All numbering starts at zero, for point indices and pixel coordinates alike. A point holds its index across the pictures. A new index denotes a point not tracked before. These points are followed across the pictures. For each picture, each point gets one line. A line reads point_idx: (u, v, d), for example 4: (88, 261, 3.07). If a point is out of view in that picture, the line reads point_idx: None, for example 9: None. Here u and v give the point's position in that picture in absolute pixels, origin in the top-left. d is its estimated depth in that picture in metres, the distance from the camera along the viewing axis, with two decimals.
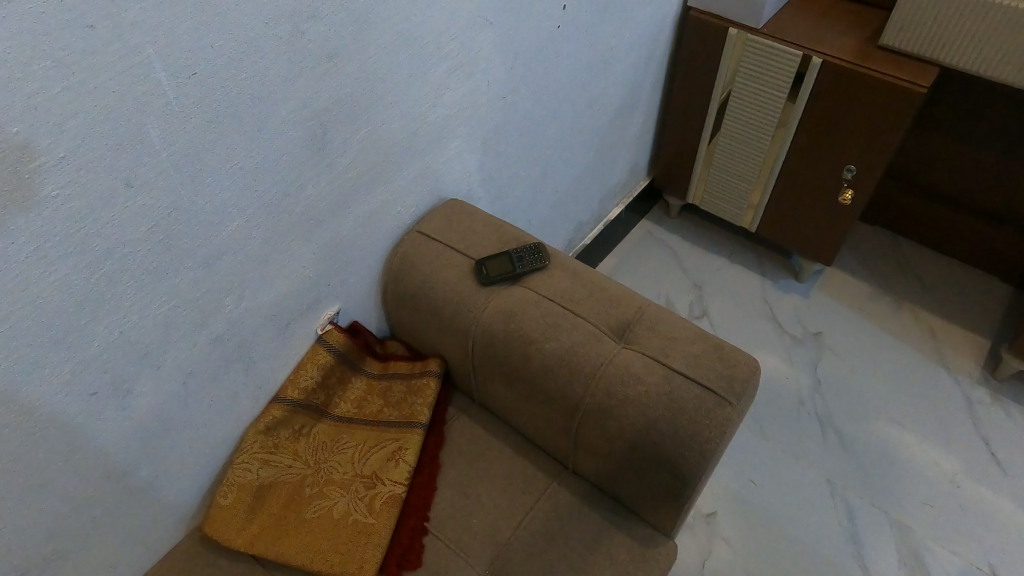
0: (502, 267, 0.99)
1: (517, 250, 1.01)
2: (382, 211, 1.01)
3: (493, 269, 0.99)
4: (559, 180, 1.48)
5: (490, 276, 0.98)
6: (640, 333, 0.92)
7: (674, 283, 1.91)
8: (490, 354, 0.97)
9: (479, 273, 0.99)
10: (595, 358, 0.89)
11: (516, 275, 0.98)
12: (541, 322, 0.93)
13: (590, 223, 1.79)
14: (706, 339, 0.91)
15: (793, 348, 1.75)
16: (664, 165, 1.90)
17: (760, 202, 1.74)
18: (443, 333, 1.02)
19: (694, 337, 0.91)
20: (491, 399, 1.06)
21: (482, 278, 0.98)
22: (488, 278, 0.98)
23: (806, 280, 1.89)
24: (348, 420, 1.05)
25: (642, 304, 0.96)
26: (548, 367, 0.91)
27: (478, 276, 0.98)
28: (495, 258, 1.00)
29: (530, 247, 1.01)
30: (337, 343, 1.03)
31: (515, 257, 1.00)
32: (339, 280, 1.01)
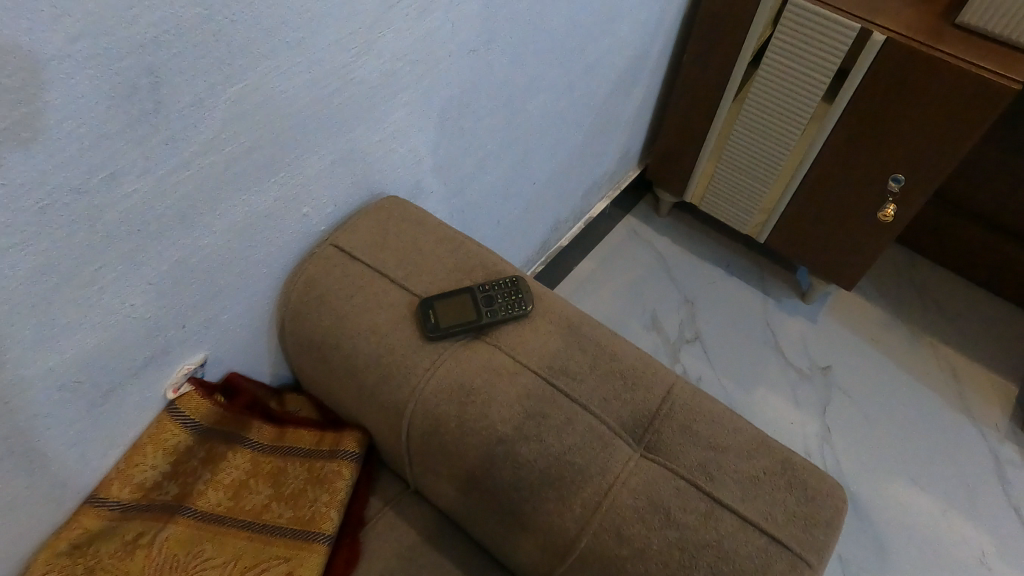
0: (463, 313, 0.65)
1: (487, 288, 0.66)
2: (275, 214, 0.64)
3: (448, 316, 0.64)
4: (538, 170, 1.13)
5: (445, 326, 0.63)
6: (668, 434, 0.59)
7: (661, 297, 1.59)
8: (433, 448, 0.63)
9: (425, 319, 0.64)
10: (600, 475, 0.57)
11: (482, 328, 0.65)
12: (515, 409, 0.60)
13: (569, 222, 1.46)
14: (770, 449, 0.59)
15: (798, 384, 1.48)
16: (660, 154, 1.57)
17: (775, 207, 1.44)
18: (365, 404, 0.67)
19: (752, 444, 0.59)
20: (434, 496, 0.73)
21: (431, 329, 0.63)
22: (441, 329, 0.63)
23: (813, 302, 1.61)
24: (215, 519, 0.69)
25: (672, 383, 0.63)
26: (525, 483, 0.58)
27: (425, 324, 0.64)
28: (453, 297, 0.65)
29: (504, 283, 0.67)
30: (201, 416, 0.68)
31: (483, 297, 0.66)
32: (204, 319, 0.64)
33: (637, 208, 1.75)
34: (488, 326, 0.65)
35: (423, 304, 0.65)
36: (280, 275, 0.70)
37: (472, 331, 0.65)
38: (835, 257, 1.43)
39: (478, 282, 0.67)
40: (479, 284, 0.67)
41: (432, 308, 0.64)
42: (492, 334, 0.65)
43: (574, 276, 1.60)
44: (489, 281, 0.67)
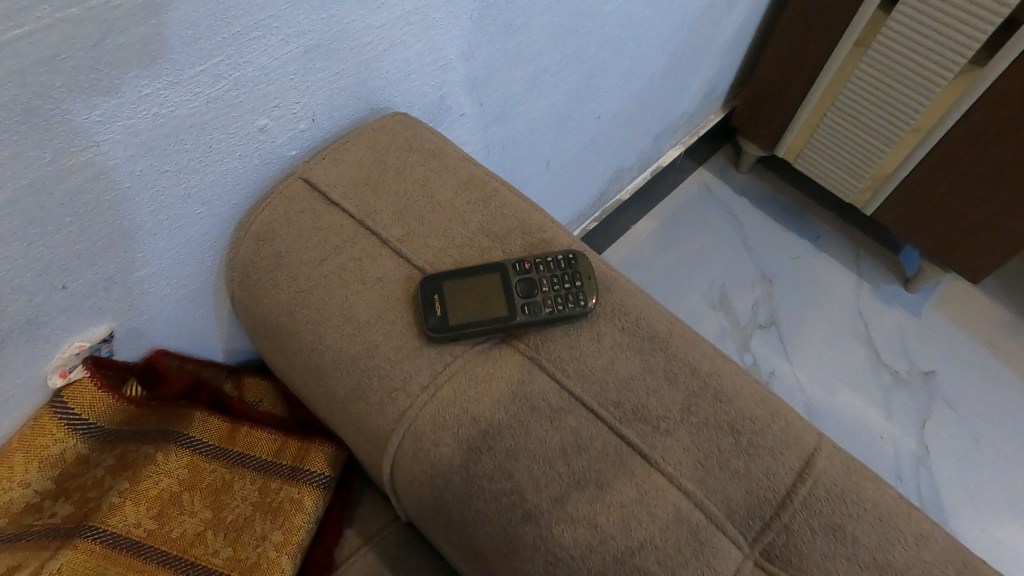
0: (483, 302, 0.42)
1: (522, 266, 0.44)
2: (208, 124, 0.41)
3: (461, 305, 0.42)
4: (606, 100, 0.88)
5: (455, 320, 0.41)
6: (805, 536, 0.36)
7: (734, 269, 1.33)
8: (424, 506, 0.41)
9: (424, 307, 0.41)
10: None
11: (512, 326, 0.42)
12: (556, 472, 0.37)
13: (633, 172, 1.20)
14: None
15: (893, 391, 1.21)
16: (750, 96, 1.28)
17: (892, 175, 1.15)
18: (333, 421, 0.45)
19: (947, 568, 0.36)
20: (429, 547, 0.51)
21: (432, 323, 0.41)
22: (448, 323, 0.41)
23: (918, 292, 1.33)
24: (130, 546, 0.49)
25: (813, 447, 0.39)
26: None
27: (424, 314, 0.41)
28: (470, 278, 0.43)
29: (555, 262, 0.44)
30: (100, 417, 0.47)
31: (518, 281, 0.43)
32: (99, 278, 0.43)
33: (713, 160, 1.47)
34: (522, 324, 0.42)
35: (424, 283, 0.42)
36: (226, 216, 0.47)
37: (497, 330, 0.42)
38: (963, 242, 1.14)
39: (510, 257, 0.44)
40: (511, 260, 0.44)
41: (435, 290, 0.42)
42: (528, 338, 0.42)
43: (631, 235, 1.35)
44: (526, 257, 0.44)
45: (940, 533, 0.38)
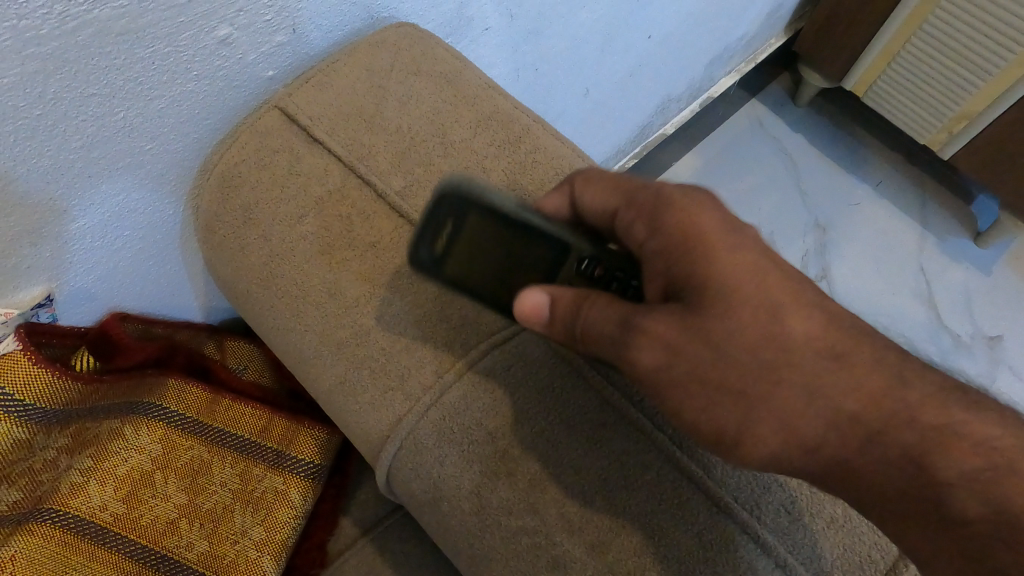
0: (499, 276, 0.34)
1: (587, 268, 0.34)
2: (143, 33, 0.31)
3: (472, 254, 0.33)
4: (658, 18, 0.74)
5: (447, 273, 0.33)
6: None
7: (785, 215, 1.21)
8: (426, 517, 0.34)
9: (428, 221, 0.32)
10: None
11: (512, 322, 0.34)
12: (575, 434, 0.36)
13: (679, 103, 1.06)
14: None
15: (954, 357, 1.11)
16: (820, 17, 1.11)
17: (981, 115, 1.00)
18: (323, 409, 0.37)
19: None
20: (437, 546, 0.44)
21: (420, 254, 0.33)
22: (436, 274, 0.33)
23: (990, 247, 1.20)
24: (92, 531, 0.43)
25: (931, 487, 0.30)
26: None
27: (422, 228, 0.32)
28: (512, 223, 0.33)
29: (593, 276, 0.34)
30: (44, 399, 0.39)
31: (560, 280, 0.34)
32: (18, 233, 0.34)
33: (769, 91, 1.31)
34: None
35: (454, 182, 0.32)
36: (186, 153, 0.38)
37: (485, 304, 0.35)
38: None
39: (585, 246, 0.34)
40: (580, 252, 0.34)
41: (455, 221, 0.32)
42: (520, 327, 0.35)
43: (671, 174, 1.22)
44: (605, 261, 0.34)
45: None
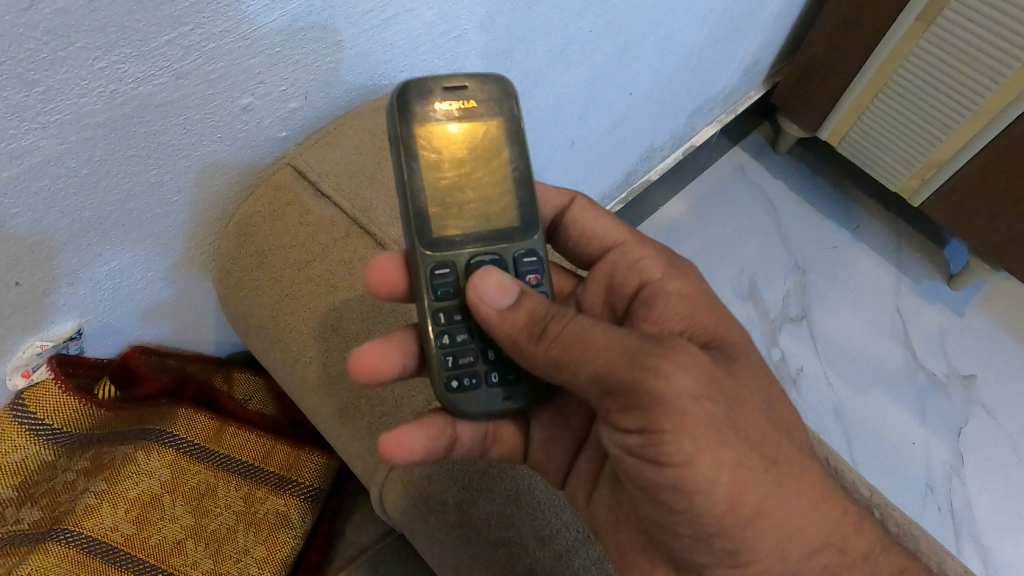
0: (444, 184, 0.39)
1: (522, 260, 0.40)
2: (178, 103, 0.36)
3: (441, 128, 0.39)
4: (639, 75, 0.80)
5: (418, 121, 0.38)
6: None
7: (766, 257, 1.26)
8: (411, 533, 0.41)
9: (450, 76, 0.39)
10: None
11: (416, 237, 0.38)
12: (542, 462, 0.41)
13: (663, 151, 1.12)
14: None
15: (929, 395, 1.15)
16: (796, 73, 1.19)
17: (947, 164, 1.06)
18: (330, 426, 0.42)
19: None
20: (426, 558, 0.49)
21: (423, 83, 0.38)
22: (415, 110, 0.38)
23: (962, 289, 1.25)
24: (105, 552, 0.46)
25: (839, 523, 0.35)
26: None
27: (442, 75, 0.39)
28: (490, 143, 0.40)
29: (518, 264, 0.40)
30: (71, 423, 0.43)
31: (498, 251, 0.40)
32: (57, 275, 0.38)
33: (751, 139, 1.37)
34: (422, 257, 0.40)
35: (495, 83, 0.40)
36: (207, 204, 0.42)
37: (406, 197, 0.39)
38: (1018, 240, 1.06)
39: (527, 240, 0.41)
40: (523, 243, 0.40)
41: (471, 102, 0.39)
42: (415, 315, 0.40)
43: (658, 216, 1.27)
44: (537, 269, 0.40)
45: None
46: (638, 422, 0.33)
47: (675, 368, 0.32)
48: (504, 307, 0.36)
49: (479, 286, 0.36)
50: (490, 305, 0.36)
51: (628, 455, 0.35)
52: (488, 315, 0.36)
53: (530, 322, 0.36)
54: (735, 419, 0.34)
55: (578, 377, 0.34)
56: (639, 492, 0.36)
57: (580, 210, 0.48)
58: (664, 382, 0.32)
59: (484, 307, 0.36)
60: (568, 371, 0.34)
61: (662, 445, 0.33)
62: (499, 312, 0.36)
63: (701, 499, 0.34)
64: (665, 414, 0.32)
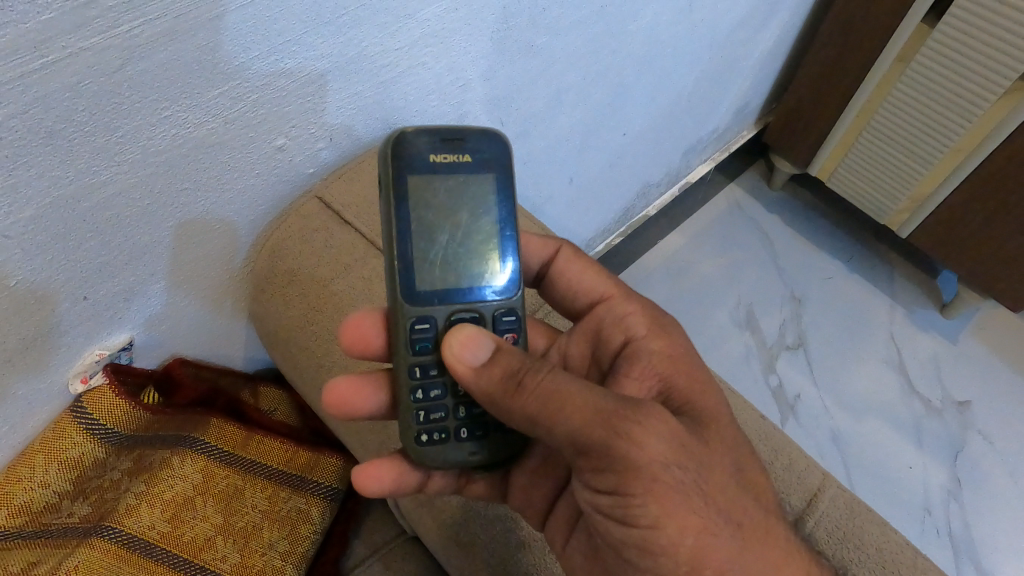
0: (433, 237, 0.42)
1: (501, 318, 0.44)
2: (225, 144, 0.42)
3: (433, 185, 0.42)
4: (632, 117, 0.87)
5: (412, 176, 0.41)
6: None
7: (763, 288, 1.31)
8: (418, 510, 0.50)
9: (447, 135, 0.42)
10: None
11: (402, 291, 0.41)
12: (539, 464, 0.46)
13: (660, 188, 1.19)
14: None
15: (925, 421, 1.18)
16: (784, 113, 1.26)
17: (929, 198, 1.12)
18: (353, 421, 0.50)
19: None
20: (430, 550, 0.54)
21: (421, 140, 0.42)
22: (411, 166, 0.41)
23: (954, 318, 1.29)
24: (142, 548, 0.51)
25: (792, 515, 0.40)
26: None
27: (439, 133, 0.42)
28: (476, 201, 0.43)
29: (500, 322, 0.44)
30: (120, 423, 0.48)
31: (477, 308, 0.43)
32: (117, 291, 0.44)
33: (746, 176, 1.44)
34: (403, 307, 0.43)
35: (487, 143, 0.43)
36: (244, 232, 0.49)
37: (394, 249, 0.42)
38: (1002, 269, 1.10)
39: (508, 298, 0.44)
40: (504, 303, 0.44)
41: (465, 158, 0.43)
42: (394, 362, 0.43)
43: (658, 250, 1.33)
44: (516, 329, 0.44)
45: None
46: (606, 482, 0.37)
47: (646, 438, 0.36)
48: (479, 363, 0.38)
49: (456, 343, 0.38)
50: (467, 359, 0.38)
51: (600, 511, 0.39)
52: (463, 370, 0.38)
53: (505, 375, 0.37)
54: (701, 485, 0.37)
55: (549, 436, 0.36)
56: (610, 543, 0.40)
57: (567, 261, 0.51)
58: (634, 448, 0.35)
59: (461, 366, 0.38)
60: (541, 429, 0.36)
61: (629, 505, 0.37)
62: (473, 366, 0.38)
63: (664, 559, 0.37)
64: (632, 477, 0.36)
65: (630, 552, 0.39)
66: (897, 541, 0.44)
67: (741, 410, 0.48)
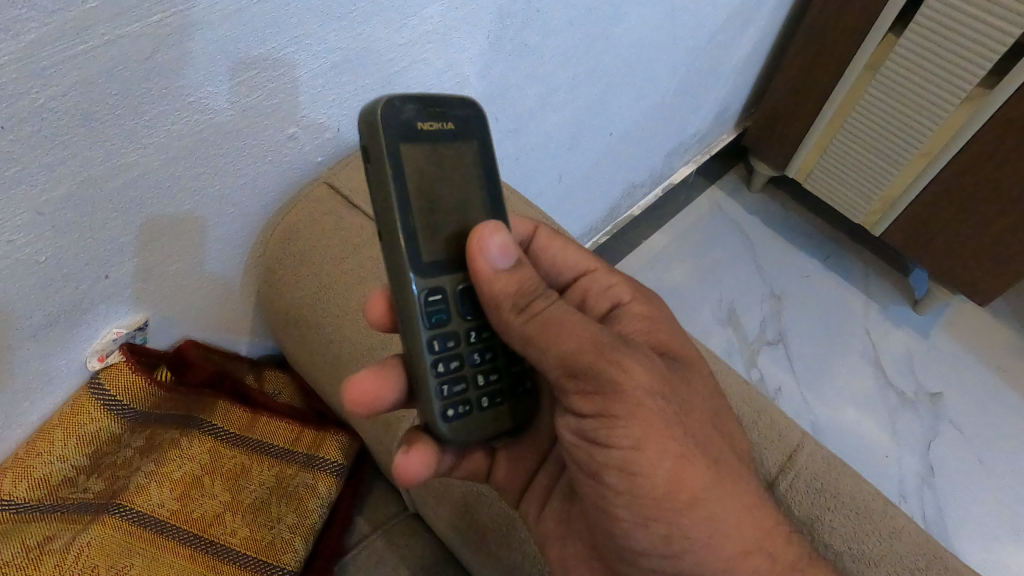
0: (432, 207, 0.42)
1: None
2: (240, 130, 0.45)
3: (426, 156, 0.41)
4: (617, 118, 0.91)
5: (403, 146, 0.40)
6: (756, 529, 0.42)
7: (743, 286, 1.35)
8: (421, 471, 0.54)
9: (431, 103, 0.42)
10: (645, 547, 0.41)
11: (412, 266, 0.41)
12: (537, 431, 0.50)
13: (644, 188, 1.23)
14: (897, 567, 0.44)
15: (899, 412, 1.22)
16: (762, 117, 1.31)
17: (899, 197, 1.17)
18: None
19: (919, 559, 0.44)
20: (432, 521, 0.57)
21: (408, 107, 0.41)
22: (402, 135, 0.40)
23: (926, 314, 1.34)
24: (153, 524, 0.53)
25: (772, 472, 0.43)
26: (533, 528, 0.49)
27: (425, 101, 0.41)
28: (461, 174, 0.43)
29: None
30: (134, 399, 0.50)
31: None
32: (136, 272, 0.46)
33: (726, 178, 1.49)
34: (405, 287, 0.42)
35: (467, 110, 0.44)
36: (254, 217, 0.51)
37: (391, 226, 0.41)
38: (969, 265, 1.15)
39: None
40: None
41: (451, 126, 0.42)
42: (407, 338, 0.42)
43: (643, 249, 1.37)
44: None
45: (914, 526, 0.47)
46: (591, 404, 0.39)
47: (631, 365, 0.39)
48: (501, 266, 0.40)
49: (486, 245, 0.39)
50: (487, 264, 0.40)
51: (583, 438, 0.41)
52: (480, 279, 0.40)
53: (516, 292, 0.40)
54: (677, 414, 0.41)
55: (542, 356, 0.40)
56: (588, 473, 0.42)
57: (547, 240, 0.52)
58: (624, 374, 0.39)
59: (482, 259, 0.40)
60: (535, 351, 0.40)
61: (613, 427, 0.39)
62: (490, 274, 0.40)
63: (642, 480, 0.40)
64: (619, 400, 0.39)
65: (608, 478, 0.41)
66: (870, 493, 0.47)
67: (725, 380, 0.52)
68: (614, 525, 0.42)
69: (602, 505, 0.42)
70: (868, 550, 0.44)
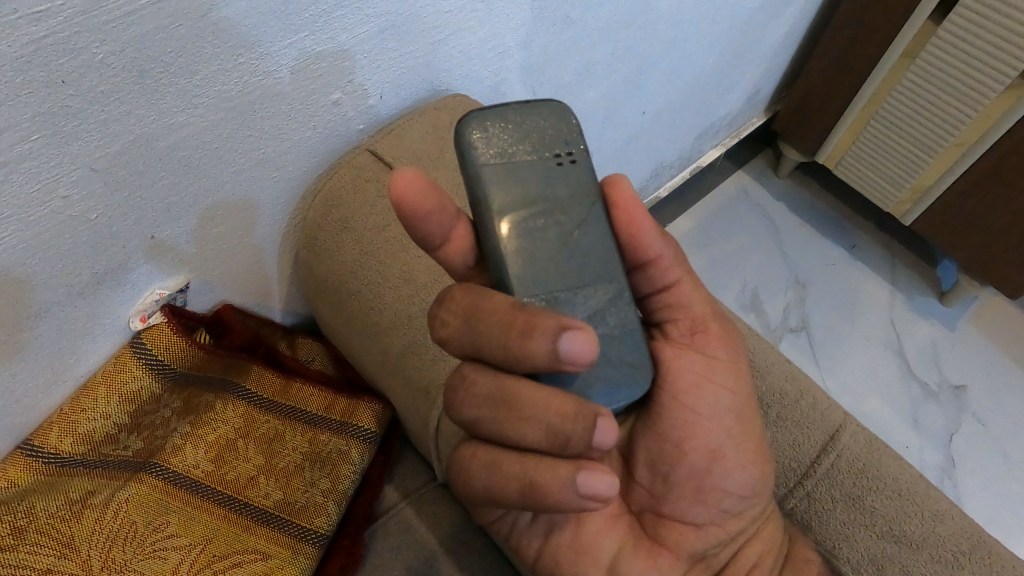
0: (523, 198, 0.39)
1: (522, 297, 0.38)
2: (287, 95, 0.45)
3: (501, 148, 0.39)
4: (651, 97, 0.90)
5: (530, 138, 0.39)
6: None
7: (769, 272, 1.34)
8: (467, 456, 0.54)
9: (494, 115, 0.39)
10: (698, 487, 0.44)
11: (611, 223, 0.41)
12: None
13: (672, 170, 1.21)
14: (939, 551, 0.44)
15: (922, 403, 1.21)
16: (794, 101, 1.28)
17: (932, 187, 1.15)
18: (400, 361, 0.53)
19: (962, 544, 0.44)
20: None
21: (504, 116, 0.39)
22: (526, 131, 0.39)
23: (953, 305, 1.32)
24: (188, 484, 0.54)
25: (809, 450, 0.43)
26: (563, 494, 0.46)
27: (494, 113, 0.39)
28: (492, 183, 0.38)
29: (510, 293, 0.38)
30: (175, 360, 0.51)
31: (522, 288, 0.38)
32: (180, 234, 0.47)
33: (754, 163, 1.47)
34: (587, 250, 0.39)
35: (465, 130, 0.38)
36: (296, 182, 0.51)
37: (580, 183, 0.40)
38: (1002, 257, 1.13)
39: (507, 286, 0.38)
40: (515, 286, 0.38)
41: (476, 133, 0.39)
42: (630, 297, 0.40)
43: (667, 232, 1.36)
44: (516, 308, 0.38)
45: (957, 512, 0.46)
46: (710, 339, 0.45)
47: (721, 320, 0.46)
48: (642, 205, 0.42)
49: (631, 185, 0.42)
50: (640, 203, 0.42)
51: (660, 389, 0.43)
52: (643, 226, 0.41)
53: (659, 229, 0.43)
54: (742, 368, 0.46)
55: (691, 293, 0.44)
56: (678, 412, 0.43)
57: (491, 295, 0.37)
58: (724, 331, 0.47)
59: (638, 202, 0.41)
60: (690, 280, 0.44)
61: (697, 369, 0.43)
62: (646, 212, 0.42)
63: (708, 429, 0.43)
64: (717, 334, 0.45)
65: (701, 415, 0.43)
66: (912, 476, 0.47)
67: (765, 358, 0.52)
68: (700, 470, 0.43)
69: (670, 440, 0.43)
70: (910, 532, 0.45)
